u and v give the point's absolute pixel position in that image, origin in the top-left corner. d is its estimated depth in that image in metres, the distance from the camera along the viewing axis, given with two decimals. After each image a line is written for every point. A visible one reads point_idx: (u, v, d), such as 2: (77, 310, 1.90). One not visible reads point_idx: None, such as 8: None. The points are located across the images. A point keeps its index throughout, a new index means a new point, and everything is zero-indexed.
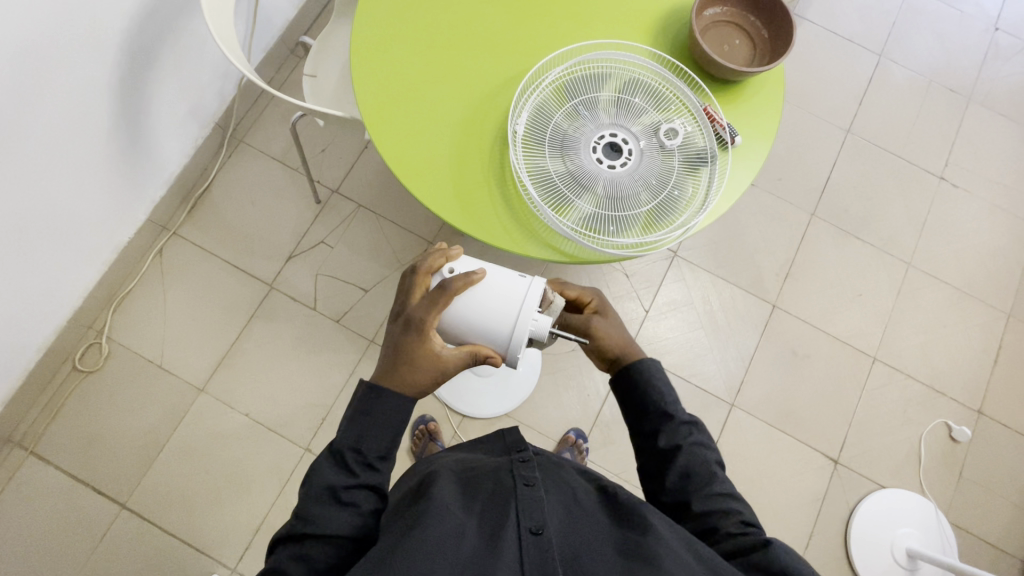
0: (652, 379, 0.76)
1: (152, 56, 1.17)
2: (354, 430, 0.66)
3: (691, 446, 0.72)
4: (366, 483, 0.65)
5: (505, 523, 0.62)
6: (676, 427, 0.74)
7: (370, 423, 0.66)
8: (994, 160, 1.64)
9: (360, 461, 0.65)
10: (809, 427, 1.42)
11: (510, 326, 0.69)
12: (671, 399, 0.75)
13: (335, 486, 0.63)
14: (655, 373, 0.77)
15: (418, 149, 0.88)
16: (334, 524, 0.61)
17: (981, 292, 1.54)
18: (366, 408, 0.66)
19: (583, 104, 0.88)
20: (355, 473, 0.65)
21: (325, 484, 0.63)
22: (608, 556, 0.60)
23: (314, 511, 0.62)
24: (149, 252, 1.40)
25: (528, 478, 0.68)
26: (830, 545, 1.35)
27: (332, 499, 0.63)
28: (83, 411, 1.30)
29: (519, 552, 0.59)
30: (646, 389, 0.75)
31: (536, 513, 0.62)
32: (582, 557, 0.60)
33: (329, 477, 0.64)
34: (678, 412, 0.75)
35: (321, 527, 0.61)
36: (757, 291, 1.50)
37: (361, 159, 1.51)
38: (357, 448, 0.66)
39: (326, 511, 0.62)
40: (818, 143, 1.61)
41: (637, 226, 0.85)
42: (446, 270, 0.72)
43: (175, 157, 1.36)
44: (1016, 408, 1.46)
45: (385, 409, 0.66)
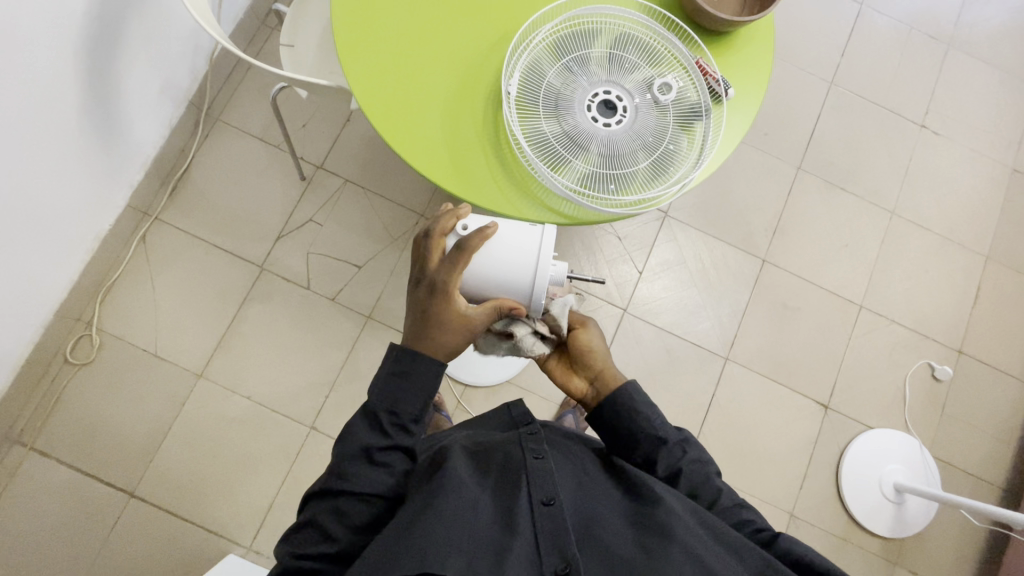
0: (641, 408, 0.78)
1: (118, 31, 1.11)
2: (387, 394, 0.68)
3: (689, 465, 0.76)
4: (401, 445, 0.68)
5: (517, 495, 0.64)
6: (671, 450, 0.77)
7: (403, 385, 0.68)
8: (973, 106, 1.66)
9: (393, 422, 0.68)
10: (801, 376, 1.47)
11: (530, 277, 0.69)
12: (660, 423, 0.78)
13: (370, 447, 0.66)
14: (640, 401, 0.79)
15: (410, 113, 0.86)
16: (372, 483, 0.65)
17: (961, 237, 1.58)
18: (399, 370, 0.67)
19: (575, 61, 0.87)
20: (389, 434, 0.67)
21: (361, 445, 0.66)
22: (618, 525, 0.64)
23: (350, 468, 0.65)
24: (133, 239, 1.36)
25: (537, 450, 0.71)
26: (823, 484, 1.42)
27: (366, 458, 0.66)
28: (80, 404, 1.28)
29: (533, 523, 0.61)
30: (634, 418, 0.77)
31: (547, 485, 0.65)
32: (594, 526, 0.63)
33: (365, 438, 0.67)
34: (670, 434, 0.78)
35: (356, 485, 0.64)
36: (747, 247, 1.53)
37: (344, 132, 1.47)
38: (393, 411, 0.68)
39: (361, 470, 0.65)
40: (802, 96, 1.61)
41: (635, 184, 0.85)
42: (459, 229, 0.70)
43: (150, 139, 1.31)
44: (994, 345, 1.53)
45: (416, 373, 0.67)
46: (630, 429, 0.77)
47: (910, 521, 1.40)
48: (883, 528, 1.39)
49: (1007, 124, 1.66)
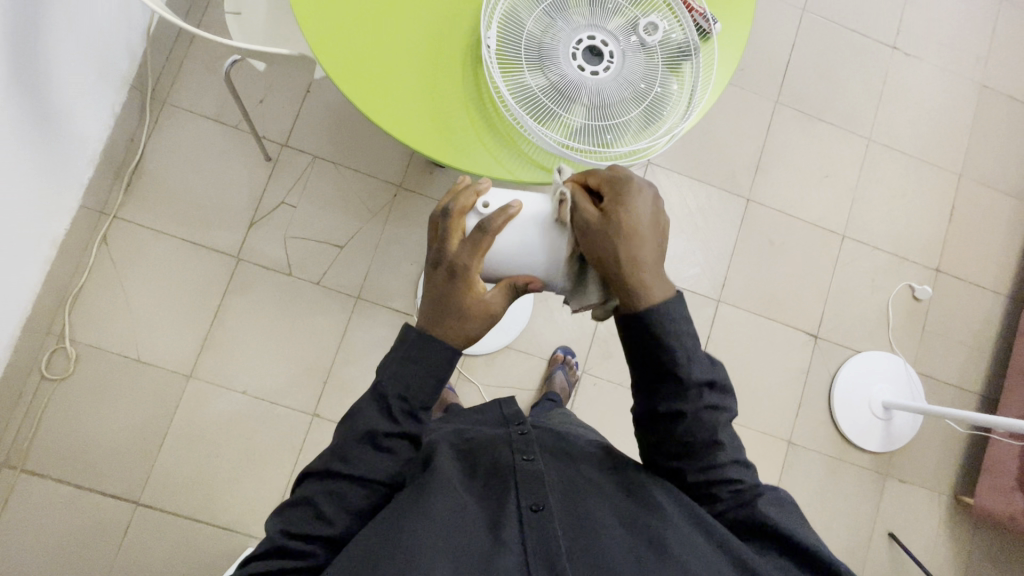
0: (665, 336, 0.61)
1: (40, 12, 0.99)
2: (399, 377, 0.64)
3: (698, 411, 0.63)
4: (408, 433, 0.64)
5: (506, 503, 0.63)
6: (684, 389, 0.62)
7: (414, 369, 0.64)
8: (942, 21, 1.65)
9: (403, 409, 0.64)
10: (790, 310, 1.51)
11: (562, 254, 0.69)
12: (688, 360, 0.62)
13: (376, 431, 0.63)
14: (669, 330, 0.61)
15: (383, 76, 0.80)
16: (373, 470, 0.63)
17: (934, 156, 1.60)
18: (418, 354, 0.64)
19: (553, 7, 0.81)
20: (398, 421, 0.64)
21: (367, 428, 0.63)
22: (611, 525, 0.62)
23: (354, 452, 0.63)
24: (93, 241, 1.27)
25: (526, 451, 0.69)
26: (817, 410, 1.48)
27: (372, 443, 0.63)
28: (66, 420, 1.23)
29: (522, 535, 0.60)
30: (655, 349, 0.61)
31: (536, 491, 0.64)
32: (583, 527, 0.62)
33: (373, 422, 0.64)
34: (692, 376, 0.62)
35: (357, 469, 0.63)
36: (730, 188, 1.52)
37: (306, 104, 1.38)
38: (403, 396, 0.64)
39: (365, 453, 0.63)
40: (775, 26, 1.57)
41: (627, 134, 0.82)
42: (481, 206, 0.68)
43: (95, 130, 1.21)
44: (969, 260, 1.58)
45: (428, 358, 0.64)
46: (649, 350, 0.62)
47: (898, 434, 1.47)
48: (874, 444, 1.47)
49: (974, 38, 1.66)
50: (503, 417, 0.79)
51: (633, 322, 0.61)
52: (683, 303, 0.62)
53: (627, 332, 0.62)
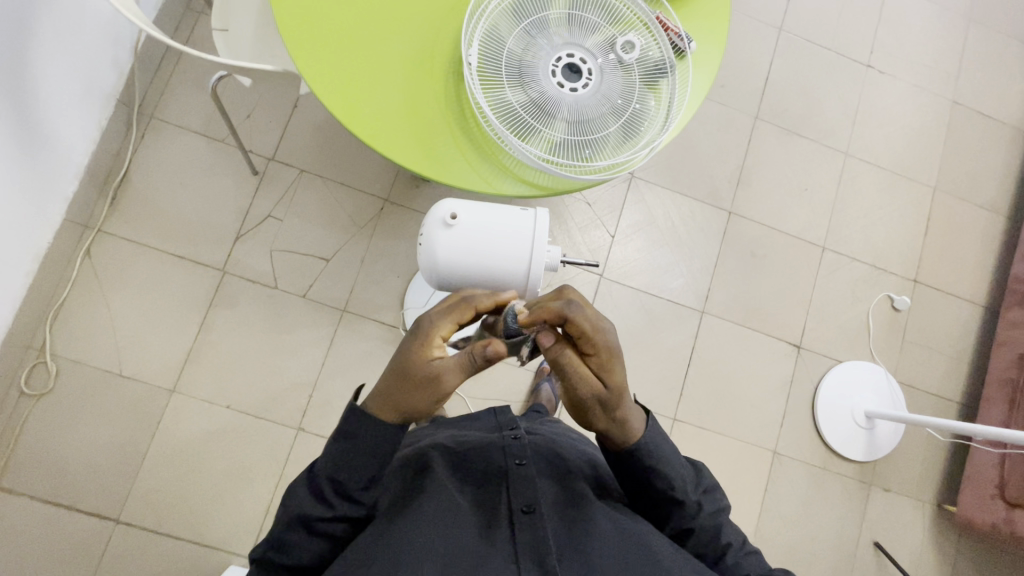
0: (658, 465, 0.67)
1: (25, 28, 1.00)
2: (330, 458, 0.61)
3: (703, 523, 0.68)
4: (344, 515, 0.61)
5: (499, 508, 0.64)
6: (687, 509, 0.68)
7: (350, 452, 0.61)
8: (914, 41, 1.71)
9: (337, 491, 0.61)
10: (773, 320, 1.53)
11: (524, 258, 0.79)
12: (679, 483, 0.67)
13: (308, 517, 0.60)
14: (659, 458, 0.67)
15: (366, 93, 0.81)
16: (316, 549, 0.62)
17: (910, 170, 1.65)
18: (350, 432, 0.61)
19: (533, 26, 0.84)
20: (332, 504, 0.61)
21: (298, 514, 0.60)
22: (602, 523, 0.64)
23: (290, 540, 0.61)
24: (76, 255, 1.26)
25: (518, 454, 0.69)
26: (802, 420, 1.49)
27: (306, 527, 0.61)
28: (45, 436, 1.21)
29: (513, 537, 0.62)
30: (651, 481, 0.67)
31: (528, 492, 0.65)
32: (575, 528, 0.63)
33: (304, 507, 0.60)
34: (692, 497, 0.68)
35: (296, 550, 0.61)
36: (713, 201, 1.55)
37: (293, 119, 1.39)
38: (336, 479, 0.61)
39: (301, 536, 0.61)
40: (753, 44, 1.62)
41: (607, 149, 0.84)
42: (450, 218, 0.79)
43: (80, 145, 1.21)
44: (946, 271, 1.62)
45: (365, 436, 0.61)
46: (644, 483, 0.67)
47: (881, 443, 1.49)
48: (858, 454, 1.48)
49: (946, 57, 1.72)
50: (497, 423, 0.82)
51: (620, 461, 0.68)
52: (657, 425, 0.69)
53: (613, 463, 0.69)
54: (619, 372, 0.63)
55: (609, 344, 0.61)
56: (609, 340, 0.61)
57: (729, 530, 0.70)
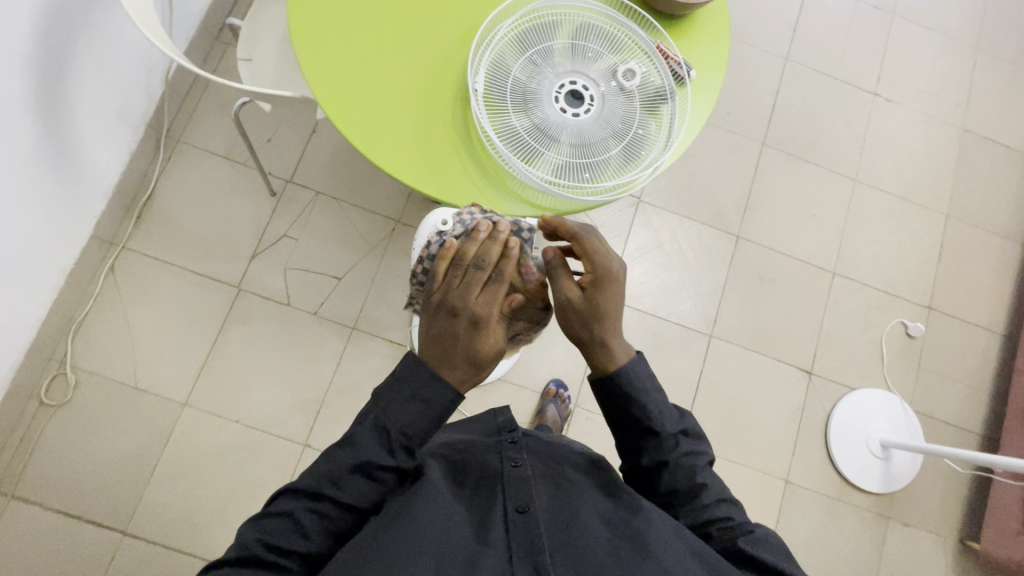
0: (637, 393, 0.66)
1: (66, 59, 1.07)
2: (402, 412, 0.61)
3: (678, 458, 0.66)
4: (403, 467, 0.62)
5: (493, 508, 0.63)
6: (662, 442, 0.66)
7: (420, 407, 0.61)
8: (921, 70, 1.73)
9: (404, 443, 0.62)
10: (783, 345, 1.51)
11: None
12: (657, 414, 0.66)
13: (372, 462, 0.60)
14: (640, 387, 0.66)
15: (377, 117, 0.86)
16: (362, 497, 0.60)
17: (920, 197, 1.65)
18: (425, 392, 0.60)
19: (538, 54, 0.88)
20: (396, 454, 0.61)
21: (364, 459, 0.60)
22: (593, 525, 0.62)
23: (346, 478, 0.60)
24: (100, 271, 1.32)
25: (514, 458, 0.70)
26: (814, 449, 1.46)
27: (364, 472, 0.60)
28: (60, 447, 1.24)
29: (506, 535, 0.60)
30: (629, 406, 0.66)
31: (522, 493, 0.64)
32: (568, 527, 0.62)
33: (371, 453, 0.60)
34: (666, 428, 0.66)
35: (348, 495, 0.60)
36: (720, 226, 1.56)
37: (311, 143, 1.45)
38: (404, 432, 0.61)
39: (357, 481, 0.60)
40: (760, 73, 1.66)
41: (608, 170, 0.86)
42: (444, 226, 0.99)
43: (110, 166, 1.28)
44: (961, 298, 1.59)
45: (436, 397, 0.61)
46: (624, 413, 0.67)
47: (897, 474, 1.45)
48: (873, 484, 1.44)
49: (953, 85, 1.73)
50: (496, 424, 0.80)
51: (604, 383, 0.66)
52: (645, 361, 0.67)
53: (603, 395, 0.67)
54: (615, 296, 0.66)
55: (609, 265, 0.66)
56: (608, 262, 0.66)
57: (709, 474, 0.66)
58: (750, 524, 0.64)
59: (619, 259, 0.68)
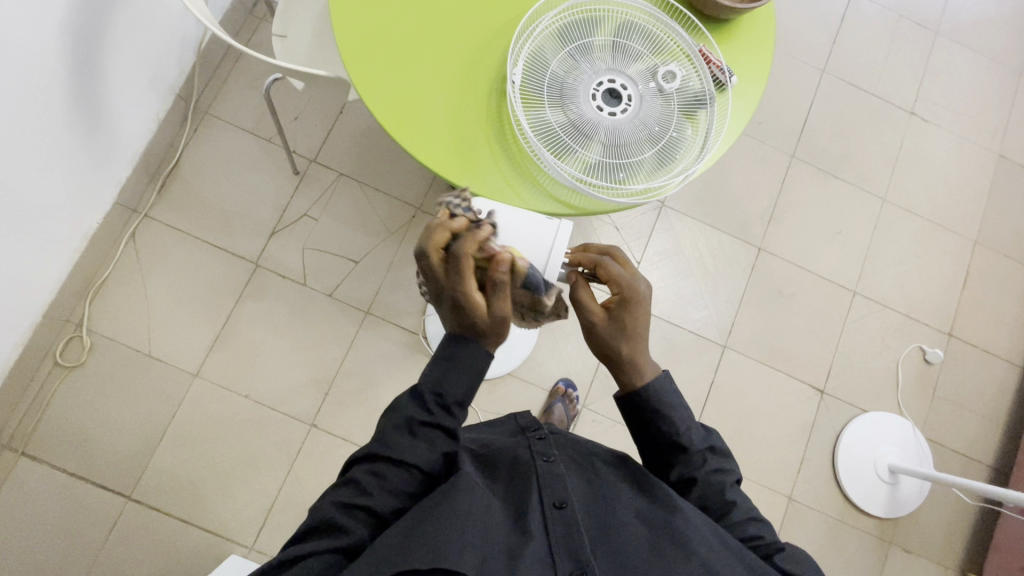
0: (665, 409, 0.67)
1: (102, 23, 1.07)
2: (435, 370, 0.64)
3: (707, 475, 0.66)
4: (444, 425, 0.64)
5: (529, 499, 0.62)
6: (690, 458, 0.67)
7: (451, 366, 0.64)
8: (961, 92, 1.69)
9: (439, 402, 0.64)
10: (797, 361, 1.49)
11: (546, 256, 0.76)
12: (686, 429, 0.67)
13: (412, 419, 0.63)
14: (668, 403, 0.68)
15: (411, 102, 0.84)
16: (412, 456, 0.62)
17: (948, 221, 1.61)
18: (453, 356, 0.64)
19: (577, 50, 0.86)
20: (434, 412, 0.64)
21: (405, 416, 0.63)
22: (631, 523, 0.62)
23: (393, 436, 0.62)
24: (121, 237, 1.32)
25: (546, 454, 0.69)
26: (821, 468, 1.44)
27: (407, 430, 0.63)
28: (71, 408, 1.25)
29: (545, 527, 0.60)
30: (656, 424, 0.67)
31: (558, 488, 0.63)
32: (606, 527, 0.61)
33: (409, 410, 0.63)
34: (694, 444, 0.67)
35: (398, 454, 0.61)
36: (742, 236, 1.54)
37: (337, 124, 1.45)
38: (438, 391, 0.64)
39: (403, 440, 0.62)
40: (795, 83, 1.63)
41: (640, 173, 0.85)
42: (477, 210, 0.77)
43: (138, 133, 1.28)
44: (983, 327, 1.57)
45: (467, 359, 0.64)
46: (654, 429, 0.68)
47: (904, 501, 1.43)
48: (878, 509, 1.42)
49: (993, 111, 1.69)
50: (518, 426, 0.80)
51: (632, 400, 0.68)
52: (671, 379, 0.69)
53: (629, 410, 0.69)
54: (642, 314, 0.68)
55: (636, 287, 0.67)
56: (633, 284, 0.67)
57: (738, 492, 0.67)
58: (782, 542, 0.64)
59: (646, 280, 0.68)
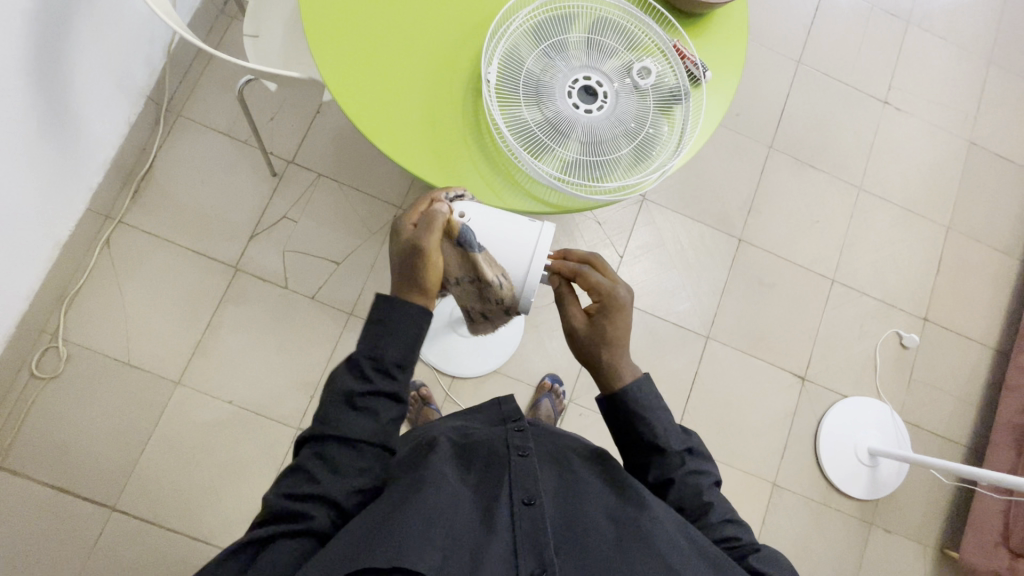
0: (643, 411, 0.68)
1: (66, 26, 1.04)
2: (370, 338, 0.67)
3: (684, 476, 0.67)
4: (385, 390, 0.65)
5: (499, 495, 0.62)
6: (669, 459, 0.68)
7: (385, 332, 0.67)
8: (933, 80, 1.72)
9: (376, 367, 0.66)
10: (778, 350, 1.52)
11: (523, 273, 0.76)
12: (663, 432, 0.68)
13: (352, 391, 0.64)
14: (644, 405, 0.69)
15: (385, 101, 0.84)
16: (354, 430, 0.63)
17: (923, 208, 1.65)
18: (383, 317, 0.67)
19: (552, 47, 0.86)
20: (371, 379, 0.65)
21: (343, 389, 0.64)
22: (598, 518, 0.62)
23: (333, 412, 0.64)
24: (95, 244, 1.30)
25: (522, 447, 0.69)
26: (803, 453, 1.47)
27: (348, 405, 0.64)
28: (50, 421, 1.23)
29: (513, 524, 0.60)
30: (634, 424, 0.68)
31: (529, 485, 0.63)
32: (574, 521, 0.61)
33: (347, 383, 0.65)
34: (672, 446, 0.68)
35: (339, 430, 0.62)
36: (723, 228, 1.56)
37: (314, 124, 1.43)
38: (375, 356, 0.66)
39: (344, 416, 0.63)
40: (772, 75, 1.64)
41: (617, 170, 0.85)
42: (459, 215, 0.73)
43: (109, 138, 1.25)
44: (957, 311, 1.60)
45: (398, 319, 0.67)
46: (631, 428, 0.69)
47: (883, 482, 1.47)
48: (858, 491, 1.46)
49: (964, 98, 1.72)
50: (499, 416, 0.80)
51: (612, 404, 0.70)
52: (650, 381, 0.71)
53: (606, 407, 0.71)
54: (622, 321, 0.70)
55: (615, 296, 0.69)
56: (614, 294, 0.69)
57: (714, 493, 0.68)
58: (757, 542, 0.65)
59: (625, 288, 0.70)
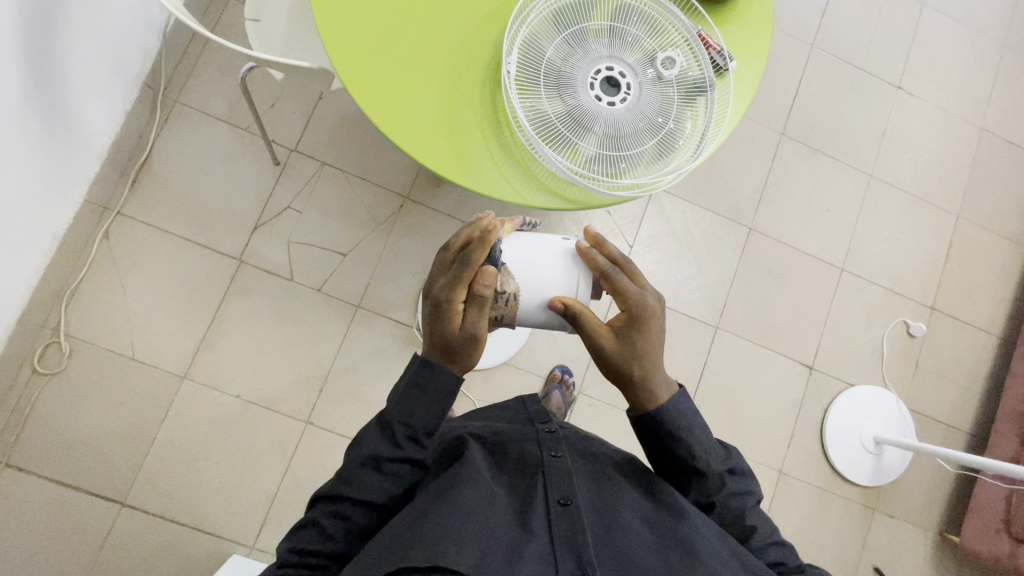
0: (681, 433, 0.67)
1: (56, 11, 0.99)
2: (404, 404, 0.65)
3: (726, 499, 0.68)
4: (412, 458, 0.64)
5: (533, 497, 0.62)
6: (709, 482, 0.68)
7: (422, 398, 0.64)
8: (946, 65, 1.69)
9: (407, 435, 0.64)
10: (787, 340, 1.52)
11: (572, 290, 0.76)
12: (702, 454, 0.68)
13: (379, 456, 0.63)
14: (683, 425, 0.68)
15: (400, 95, 0.80)
16: (376, 493, 0.63)
17: (932, 196, 1.63)
18: (420, 383, 0.64)
19: (573, 35, 0.82)
20: (402, 446, 0.64)
21: (371, 453, 0.64)
22: (636, 525, 0.61)
23: (356, 474, 0.63)
24: (94, 236, 1.26)
25: (554, 448, 0.69)
26: (810, 442, 1.49)
27: (374, 467, 0.64)
28: (54, 418, 1.21)
29: (549, 526, 0.58)
30: (672, 447, 0.68)
31: (564, 484, 0.63)
32: (612, 524, 0.60)
33: (376, 447, 0.64)
34: (712, 468, 0.68)
35: (360, 492, 0.63)
36: (733, 217, 1.54)
37: (317, 110, 1.38)
38: (407, 423, 0.64)
39: (370, 477, 0.63)
40: (784, 58, 1.60)
41: (640, 165, 0.83)
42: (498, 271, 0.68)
43: (104, 126, 1.20)
44: (963, 299, 1.61)
45: (434, 389, 0.64)
46: (668, 448, 0.68)
47: (888, 469, 1.49)
48: (863, 478, 1.48)
49: (977, 83, 1.70)
50: (527, 415, 0.80)
51: (644, 422, 0.68)
52: (688, 397, 0.70)
53: (640, 427, 0.69)
54: (651, 331, 0.68)
55: (643, 302, 0.68)
56: (642, 300, 0.68)
57: (756, 515, 0.70)
58: (801, 564, 0.69)
59: (654, 295, 0.69)
